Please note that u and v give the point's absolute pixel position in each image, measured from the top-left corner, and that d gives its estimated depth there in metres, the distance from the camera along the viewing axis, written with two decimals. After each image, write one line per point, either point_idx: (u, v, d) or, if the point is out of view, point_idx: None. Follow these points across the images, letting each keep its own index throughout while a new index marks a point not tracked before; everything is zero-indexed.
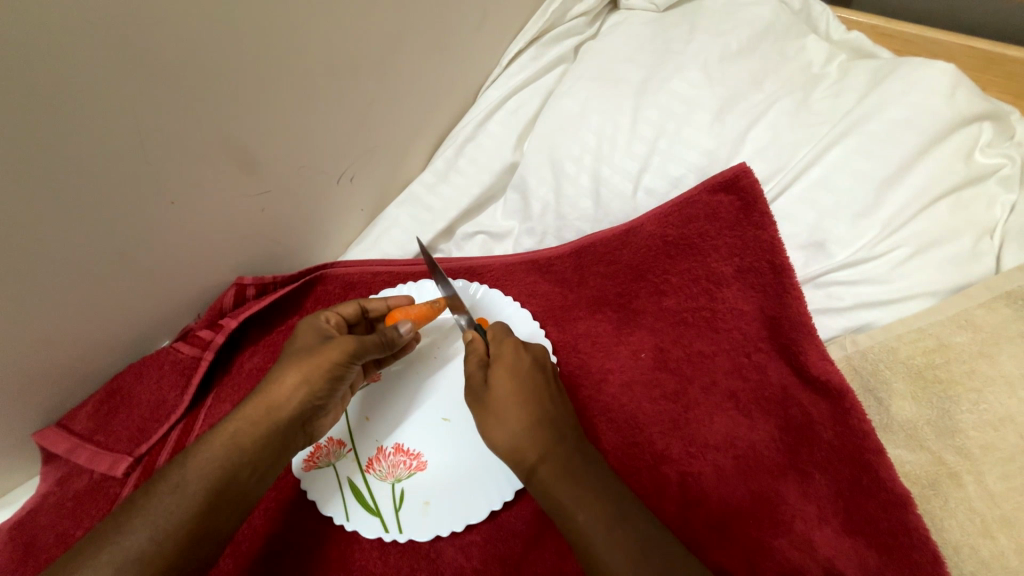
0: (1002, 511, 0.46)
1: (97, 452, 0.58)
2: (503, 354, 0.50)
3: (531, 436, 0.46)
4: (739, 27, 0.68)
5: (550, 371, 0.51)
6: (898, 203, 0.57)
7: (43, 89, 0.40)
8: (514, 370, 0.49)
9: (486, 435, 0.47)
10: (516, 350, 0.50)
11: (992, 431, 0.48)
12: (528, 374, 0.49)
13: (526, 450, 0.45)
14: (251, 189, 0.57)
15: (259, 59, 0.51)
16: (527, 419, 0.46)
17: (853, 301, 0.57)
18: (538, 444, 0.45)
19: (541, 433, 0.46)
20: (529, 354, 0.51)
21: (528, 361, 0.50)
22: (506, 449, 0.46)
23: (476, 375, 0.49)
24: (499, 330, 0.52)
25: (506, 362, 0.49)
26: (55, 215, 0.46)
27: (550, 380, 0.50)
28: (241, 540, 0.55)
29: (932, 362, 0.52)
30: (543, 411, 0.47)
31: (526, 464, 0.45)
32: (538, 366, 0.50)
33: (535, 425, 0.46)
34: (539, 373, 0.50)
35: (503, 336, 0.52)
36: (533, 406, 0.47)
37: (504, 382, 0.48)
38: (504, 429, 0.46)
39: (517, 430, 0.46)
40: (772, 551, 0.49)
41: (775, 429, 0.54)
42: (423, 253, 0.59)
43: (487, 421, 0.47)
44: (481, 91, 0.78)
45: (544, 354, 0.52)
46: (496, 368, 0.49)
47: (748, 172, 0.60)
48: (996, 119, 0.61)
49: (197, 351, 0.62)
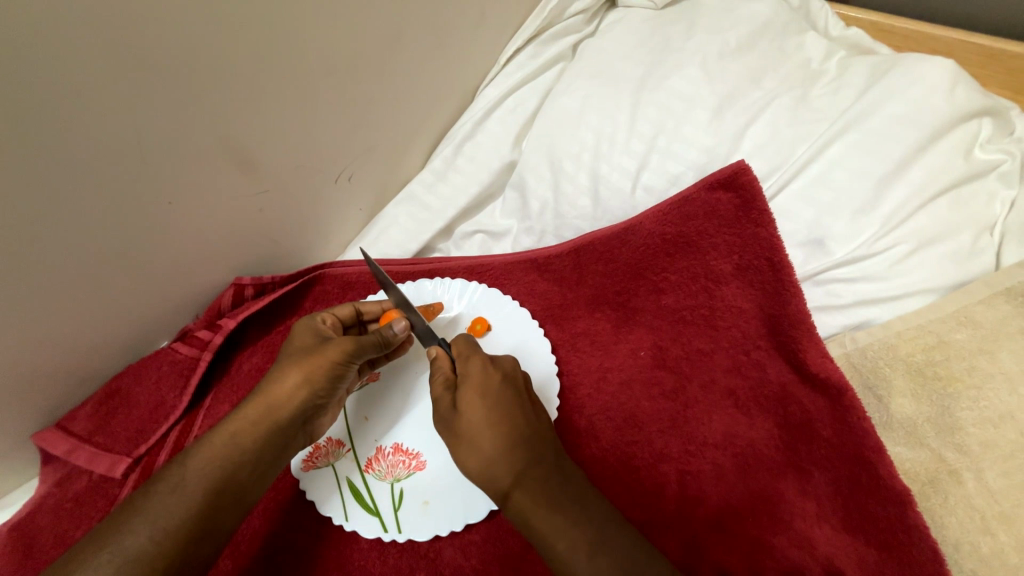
0: (1002, 508, 0.45)
1: (96, 453, 0.58)
2: (470, 374, 0.50)
3: (504, 462, 0.45)
4: (738, 23, 0.68)
5: (522, 388, 0.51)
6: (897, 200, 0.57)
7: (41, 89, 0.40)
8: (482, 390, 0.48)
9: (460, 462, 0.47)
10: (483, 368, 0.50)
11: (992, 428, 0.48)
12: (496, 393, 0.48)
13: (499, 476, 0.45)
14: (248, 189, 0.57)
15: (256, 58, 0.51)
16: (499, 443, 0.46)
17: (850, 298, 0.58)
18: (512, 469, 0.45)
19: (515, 458, 0.45)
20: (498, 371, 0.50)
21: (496, 379, 0.50)
22: (479, 475, 0.46)
23: (443, 399, 0.49)
24: (464, 346, 0.52)
25: (472, 383, 0.49)
26: (53, 215, 0.45)
27: (520, 398, 0.49)
28: (240, 541, 0.55)
29: (932, 360, 0.52)
30: (514, 433, 0.46)
31: (501, 491, 0.45)
32: (508, 383, 0.50)
33: (508, 450, 0.45)
34: (508, 391, 0.49)
35: (469, 352, 0.52)
36: (504, 430, 0.46)
37: (473, 404, 0.47)
38: (477, 456, 0.46)
39: (490, 456, 0.45)
40: (772, 549, 0.49)
41: (774, 427, 0.54)
42: (363, 258, 0.57)
43: (459, 447, 0.47)
44: (480, 89, 0.78)
45: (514, 367, 0.52)
46: (464, 390, 0.49)
47: (746, 169, 0.60)
48: (996, 115, 0.61)
49: (196, 352, 0.61)
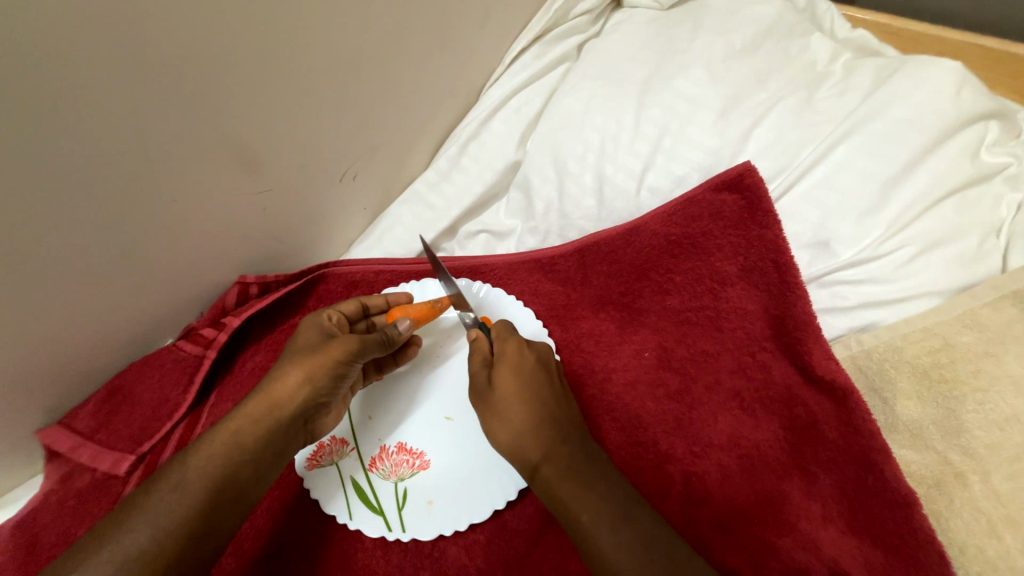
0: (1008, 511, 0.45)
1: (100, 451, 0.58)
2: (506, 353, 0.50)
3: (533, 435, 0.46)
4: (743, 25, 0.68)
5: (553, 369, 0.51)
6: (903, 202, 0.57)
7: (48, 86, 0.40)
8: (518, 368, 0.49)
9: (490, 435, 0.48)
10: (519, 349, 0.50)
11: (999, 430, 0.48)
12: (531, 371, 0.49)
13: (528, 449, 0.46)
14: (253, 187, 0.57)
15: (262, 56, 0.51)
16: (530, 417, 0.46)
17: (857, 300, 0.57)
18: (540, 442, 0.45)
19: (545, 433, 0.46)
20: (532, 353, 0.50)
21: (531, 360, 0.50)
22: (508, 448, 0.47)
23: (480, 375, 0.49)
24: (501, 328, 0.52)
25: (508, 361, 0.49)
26: (60, 212, 0.46)
27: (553, 379, 0.50)
28: (243, 539, 0.55)
29: (937, 362, 0.52)
30: (544, 410, 0.47)
31: (528, 463, 0.46)
32: (541, 364, 0.50)
33: (537, 425, 0.46)
34: (541, 370, 0.49)
35: (507, 334, 0.51)
36: (534, 405, 0.47)
37: (507, 380, 0.48)
38: (506, 428, 0.47)
39: (519, 429, 0.46)
40: (777, 551, 0.49)
41: (779, 429, 0.54)
42: (426, 249, 0.59)
43: (491, 420, 0.48)
44: (484, 89, 0.78)
45: (547, 351, 0.52)
46: (499, 368, 0.49)
47: (753, 170, 0.60)
48: (1002, 117, 0.60)
49: (200, 350, 0.62)
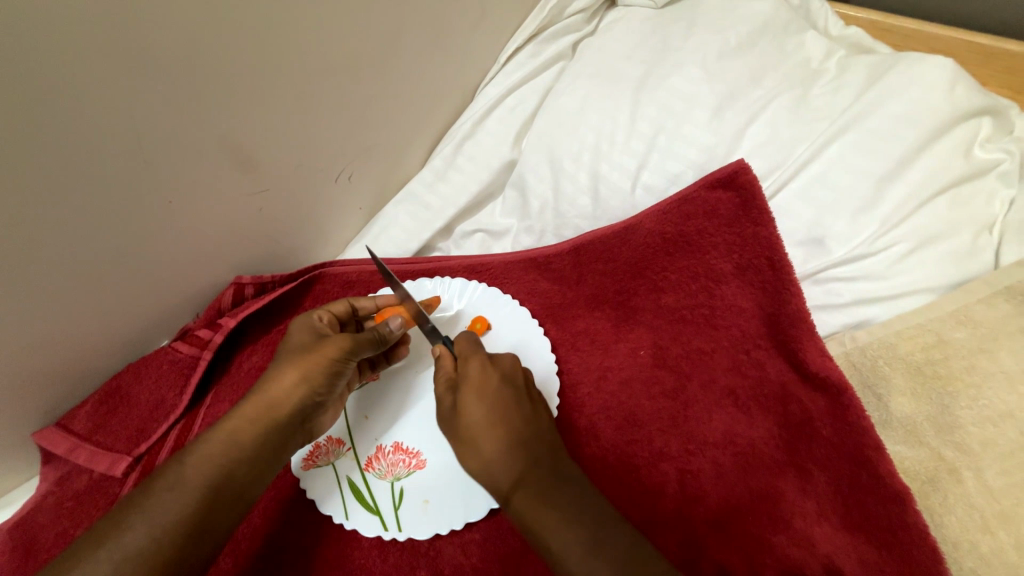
0: (1001, 507, 0.45)
1: (96, 452, 0.58)
2: (469, 374, 0.49)
3: (501, 463, 0.46)
4: (738, 23, 0.68)
5: (522, 386, 0.51)
6: (897, 199, 0.57)
7: (42, 88, 0.40)
8: (481, 391, 0.48)
9: (462, 461, 0.48)
10: (482, 368, 0.49)
11: (992, 426, 0.48)
12: (495, 393, 0.48)
13: (499, 478, 0.46)
14: (248, 188, 0.57)
15: (255, 57, 0.50)
16: (499, 447, 0.46)
17: (850, 297, 0.58)
18: (510, 470, 0.46)
19: (514, 461, 0.46)
20: (495, 370, 0.50)
21: (494, 379, 0.49)
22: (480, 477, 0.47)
23: (445, 400, 0.50)
24: (465, 346, 0.52)
25: (471, 386, 0.48)
26: (55, 213, 0.46)
27: (520, 397, 0.49)
28: (240, 539, 0.55)
29: (931, 358, 0.52)
30: (512, 435, 0.47)
31: (501, 492, 0.46)
32: (506, 382, 0.50)
33: (505, 451, 0.46)
34: (506, 390, 0.49)
35: (470, 353, 0.51)
36: (502, 430, 0.47)
37: (471, 406, 0.47)
38: (476, 456, 0.47)
39: (488, 457, 0.46)
40: (772, 548, 0.49)
41: (774, 426, 0.54)
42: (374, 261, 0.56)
43: (462, 448, 0.48)
44: (480, 88, 0.78)
45: (513, 367, 0.52)
46: (463, 392, 0.48)
47: (746, 168, 0.60)
48: (996, 114, 0.60)
49: (196, 351, 0.61)
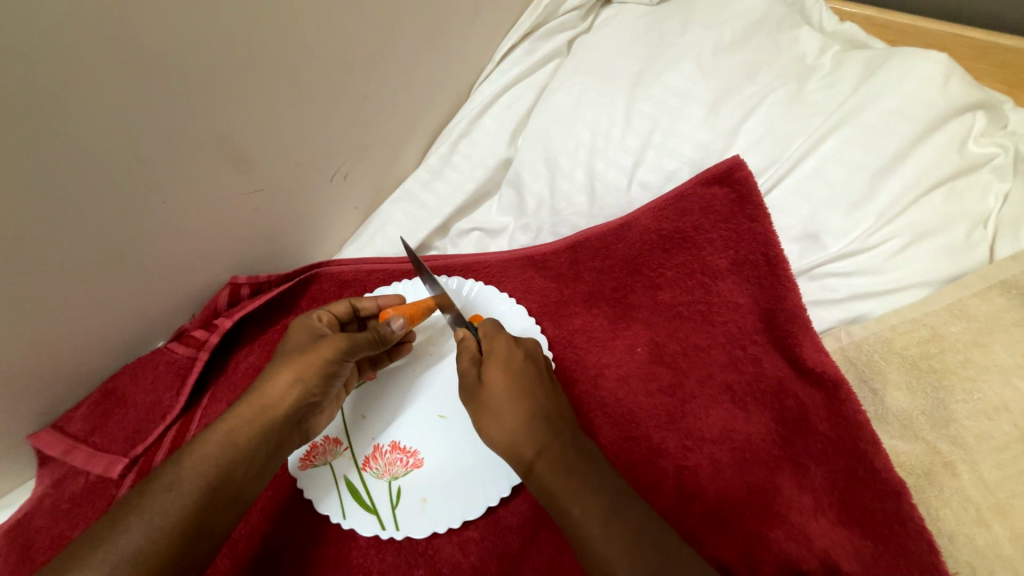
0: (997, 499, 0.46)
1: (94, 453, 0.58)
2: (496, 350, 0.50)
3: (529, 431, 0.46)
4: (731, 19, 0.68)
5: (544, 366, 0.52)
6: (892, 194, 0.57)
7: (33, 90, 0.39)
8: (508, 365, 0.49)
9: (483, 432, 0.48)
10: (508, 346, 0.51)
11: (986, 419, 0.48)
12: (520, 368, 0.49)
13: (524, 446, 0.46)
14: (243, 187, 0.57)
15: (244, 55, 0.50)
16: (523, 416, 0.47)
17: (846, 293, 0.58)
18: (535, 440, 0.46)
19: (539, 431, 0.46)
20: (521, 350, 0.51)
21: (520, 356, 0.50)
22: (503, 447, 0.47)
23: (470, 374, 0.50)
24: (490, 328, 0.53)
25: (498, 359, 0.49)
26: (48, 216, 0.45)
27: (543, 376, 0.50)
28: (237, 540, 0.55)
29: (926, 352, 0.52)
30: (537, 405, 0.47)
31: (525, 461, 0.46)
32: (531, 360, 0.51)
33: (531, 420, 0.47)
34: (532, 368, 0.50)
35: (495, 333, 0.52)
36: (527, 399, 0.47)
37: (498, 377, 0.48)
38: (500, 425, 0.47)
39: (511, 428, 0.47)
40: (769, 543, 0.49)
41: (771, 421, 0.54)
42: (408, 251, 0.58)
43: (483, 418, 0.48)
44: (475, 87, 0.78)
45: (537, 348, 0.53)
46: (489, 365, 0.49)
47: (742, 164, 0.60)
48: (990, 108, 0.60)
49: (193, 351, 0.61)
